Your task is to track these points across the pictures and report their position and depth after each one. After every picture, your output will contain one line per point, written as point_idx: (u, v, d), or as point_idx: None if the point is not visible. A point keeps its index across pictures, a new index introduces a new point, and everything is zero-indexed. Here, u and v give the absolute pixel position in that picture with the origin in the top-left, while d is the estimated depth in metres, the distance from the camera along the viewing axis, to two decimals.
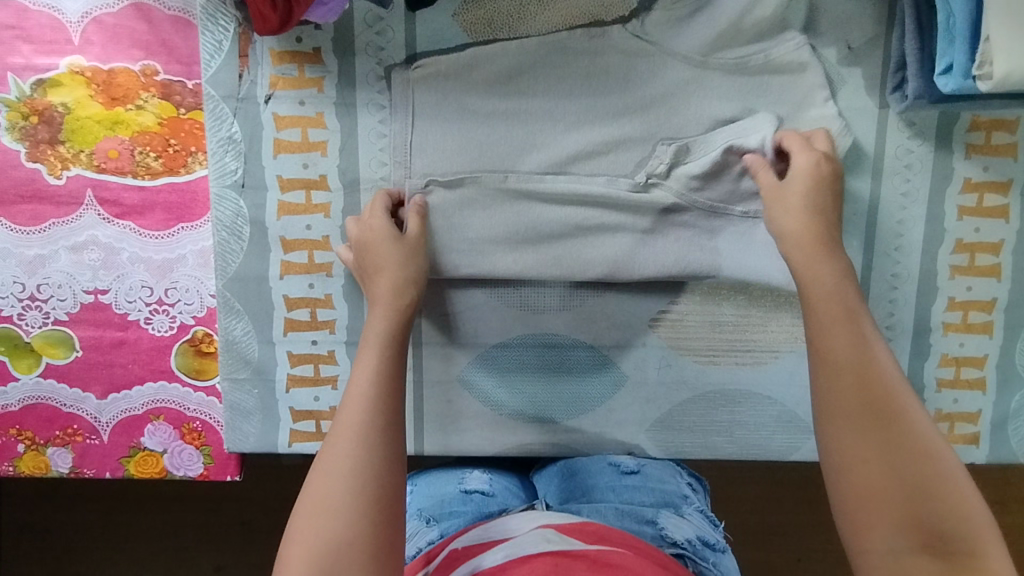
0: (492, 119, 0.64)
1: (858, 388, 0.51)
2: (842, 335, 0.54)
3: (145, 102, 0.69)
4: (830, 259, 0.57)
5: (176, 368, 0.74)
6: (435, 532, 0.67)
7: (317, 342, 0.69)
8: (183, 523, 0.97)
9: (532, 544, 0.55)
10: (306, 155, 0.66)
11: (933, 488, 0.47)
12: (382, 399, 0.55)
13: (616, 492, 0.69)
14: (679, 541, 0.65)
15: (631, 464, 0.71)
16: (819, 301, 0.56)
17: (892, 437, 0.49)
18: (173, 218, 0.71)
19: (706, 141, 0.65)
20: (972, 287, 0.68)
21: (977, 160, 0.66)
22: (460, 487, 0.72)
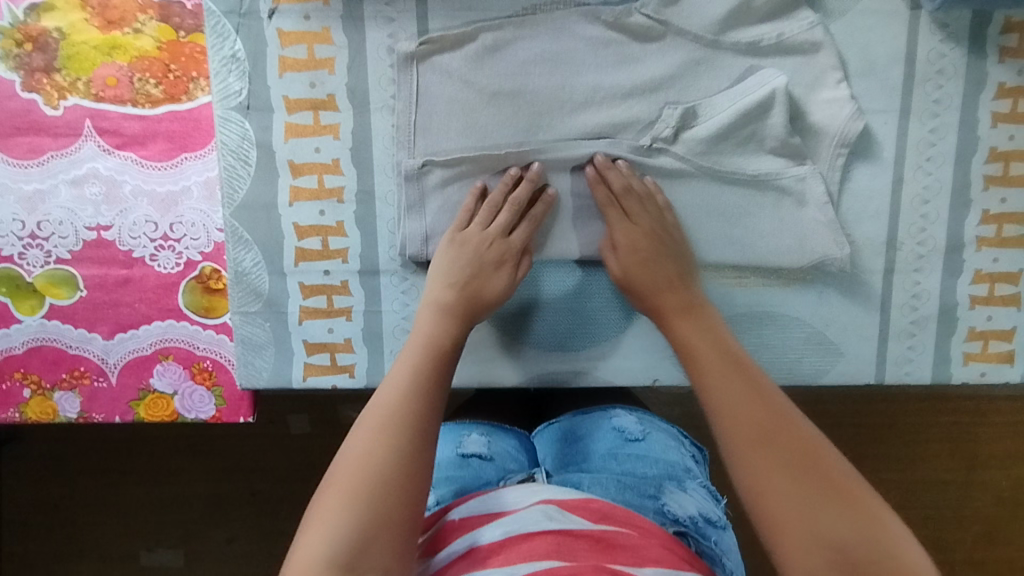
0: (504, 50, 0.63)
1: (750, 404, 0.51)
2: (709, 357, 0.56)
3: (143, 25, 0.66)
4: (689, 319, 0.60)
5: (184, 307, 0.72)
6: (431, 499, 0.65)
7: (329, 273, 0.67)
8: (194, 494, 0.99)
9: (533, 520, 0.53)
10: (313, 73, 0.63)
11: (844, 495, 0.45)
12: (428, 360, 0.56)
13: (619, 461, 0.68)
14: (681, 518, 0.63)
15: (636, 431, 0.71)
16: (677, 313, 0.61)
17: (795, 457, 0.47)
18: (175, 147, 0.69)
19: (710, 105, 0.64)
20: (1006, 199, 0.66)
21: (1012, 63, 0.64)
22: (457, 450, 0.69)
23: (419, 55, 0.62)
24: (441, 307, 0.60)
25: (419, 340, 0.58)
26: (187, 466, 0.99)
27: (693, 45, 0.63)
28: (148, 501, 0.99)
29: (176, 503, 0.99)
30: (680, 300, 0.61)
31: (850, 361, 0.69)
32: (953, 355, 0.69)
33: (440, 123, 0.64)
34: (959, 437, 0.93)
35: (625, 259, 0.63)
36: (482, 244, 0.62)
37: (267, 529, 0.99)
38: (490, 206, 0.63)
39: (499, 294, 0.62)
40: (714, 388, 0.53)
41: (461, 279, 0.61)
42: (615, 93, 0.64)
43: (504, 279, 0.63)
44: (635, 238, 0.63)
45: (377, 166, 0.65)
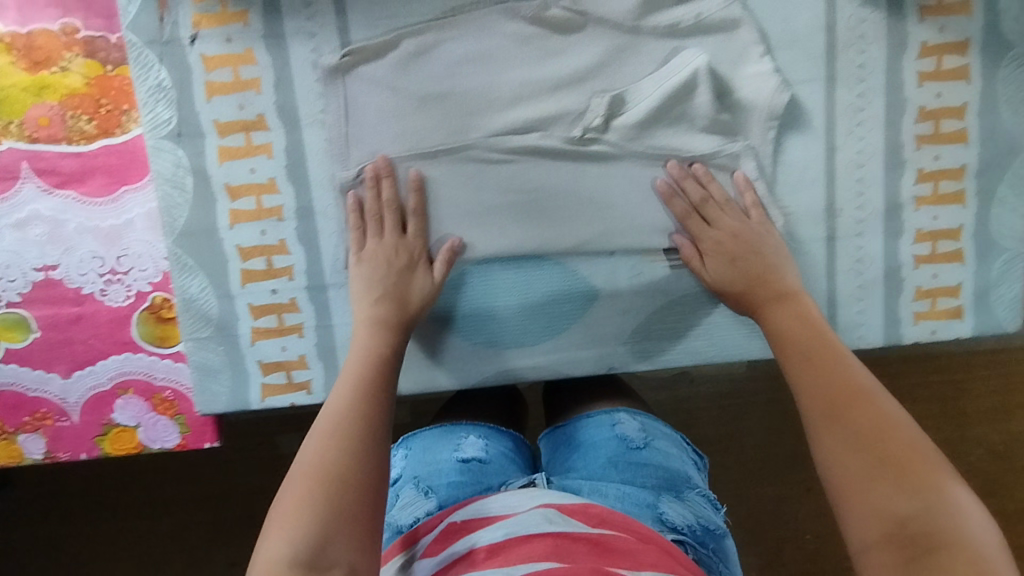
0: (428, 52, 0.63)
1: (829, 381, 0.54)
2: (796, 338, 0.59)
3: (69, 63, 0.67)
4: (782, 304, 0.62)
5: (139, 338, 0.72)
6: (432, 504, 0.65)
7: (277, 291, 0.67)
8: (186, 526, 0.99)
9: (532, 522, 0.53)
10: (241, 95, 0.63)
11: (897, 464, 0.47)
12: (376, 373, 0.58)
13: (619, 469, 0.67)
14: (678, 527, 0.62)
15: (638, 439, 0.69)
16: (773, 300, 0.62)
17: (842, 425, 0.51)
18: (115, 181, 0.69)
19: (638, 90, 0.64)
20: (940, 156, 0.67)
21: (932, 21, 0.64)
22: (457, 455, 0.69)
23: (343, 67, 0.62)
24: (371, 322, 0.61)
25: (365, 356, 0.59)
26: (176, 498, 0.99)
27: (615, 32, 0.63)
28: (138, 538, 0.99)
29: (171, 538, 0.99)
30: (772, 290, 0.63)
31: None
32: (903, 315, 0.70)
33: (371, 132, 0.64)
34: (948, 395, 0.94)
35: (715, 266, 0.65)
36: (387, 253, 0.64)
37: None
38: (385, 205, 0.64)
39: (422, 294, 0.64)
40: (798, 374, 0.56)
41: (385, 287, 0.63)
42: (542, 87, 0.64)
43: (422, 281, 0.64)
44: (724, 244, 0.64)
45: (314, 182, 0.65)
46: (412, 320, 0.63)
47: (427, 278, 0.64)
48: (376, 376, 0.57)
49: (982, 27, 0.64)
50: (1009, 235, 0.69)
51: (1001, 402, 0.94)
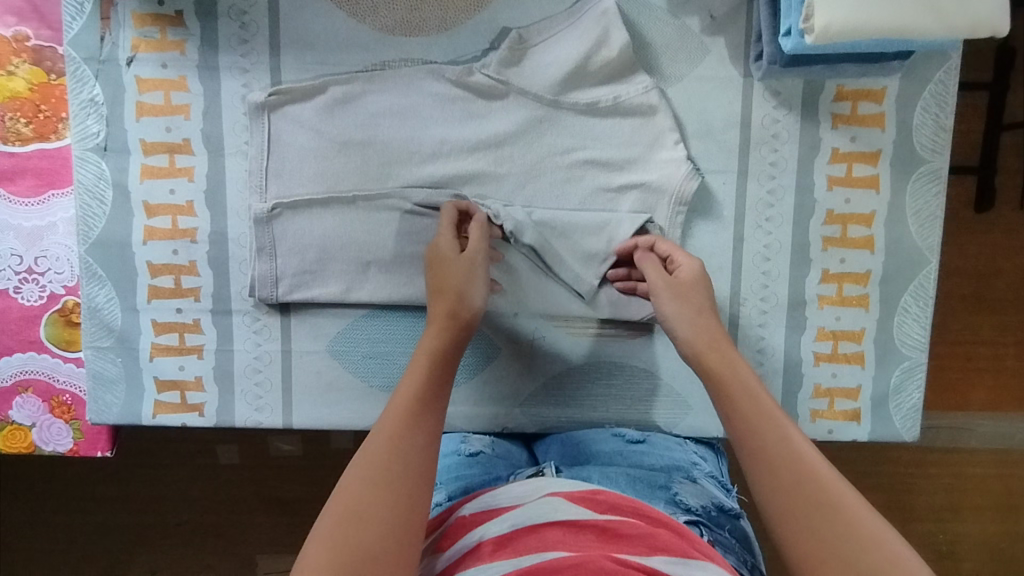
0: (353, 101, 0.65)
1: (750, 428, 0.49)
2: (738, 409, 0.51)
3: (15, 68, 0.69)
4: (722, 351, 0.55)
5: (46, 339, 0.72)
6: (442, 495, 0.61)
7: (181, 311, 0.68)
8: (112, 526, 1.00)
9: (542, 513, 0.52)
10: (169, 118, 0.65)
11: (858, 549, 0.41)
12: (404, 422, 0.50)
13: (625, 457, 0.66)
14: (693, 508, 0.62)
15: (637, 434, 0.69)
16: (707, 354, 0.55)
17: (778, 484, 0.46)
18: (43, 184, 0.71)
19: (552, 158, 0.66)
20: (846, 260, 0.68)
21: (844, 130, 0.66)
22: (460, 451, 0.67)
23: (270, 104, 0.65)
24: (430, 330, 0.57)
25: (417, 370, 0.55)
26: (97, 498, 0.99)
27: (535, 104, 0.65)
28: (53, 534, 1.00)
29: (87, 538, 1.00)
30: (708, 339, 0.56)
31: (698, 415, 0.70)
32: (800, 411, 0.69)
33: (291, 169, 0.66)
34: (892, 491, 0.92)
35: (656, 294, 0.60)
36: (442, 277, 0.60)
37: (188, 566, 1.00)
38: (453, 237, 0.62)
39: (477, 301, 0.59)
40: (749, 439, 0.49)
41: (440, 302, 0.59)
42: (461, 146, 0.66)
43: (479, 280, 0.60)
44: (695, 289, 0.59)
45: (230, 209, 0.67)
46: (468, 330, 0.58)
47: (490, 278, 0.60)
48: (424, 388, 0.53)
49: (893, 141, 0.66)
50: (915, 344, 0.69)
51: (944, 504, 0.93)
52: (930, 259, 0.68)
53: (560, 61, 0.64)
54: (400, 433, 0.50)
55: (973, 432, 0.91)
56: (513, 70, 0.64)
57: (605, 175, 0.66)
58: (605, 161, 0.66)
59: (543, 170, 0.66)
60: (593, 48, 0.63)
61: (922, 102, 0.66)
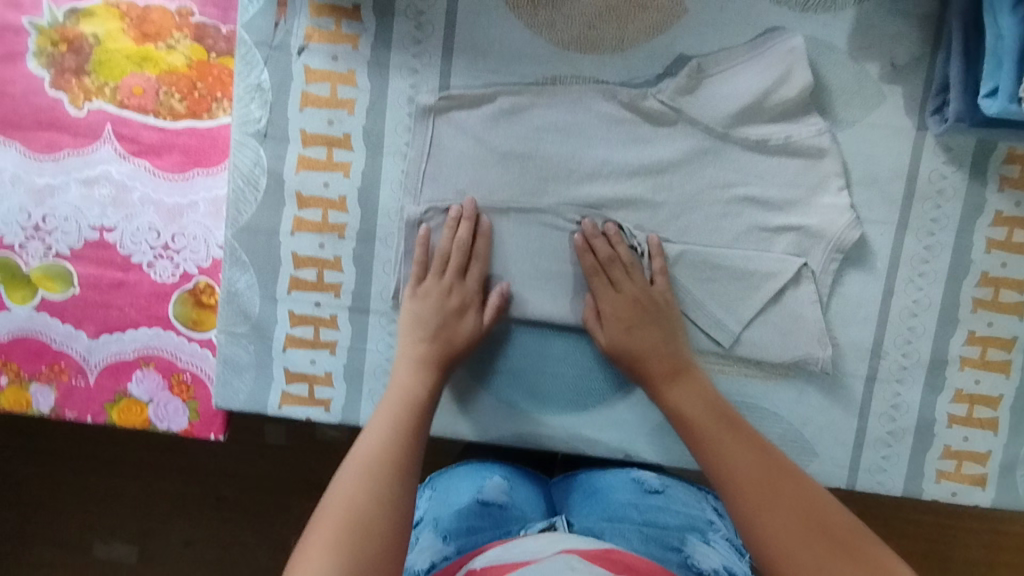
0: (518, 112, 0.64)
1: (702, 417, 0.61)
2: (690, 402, 0.62)
3: (177, 42, 0.68)
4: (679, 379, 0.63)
5: (173, 317, 0.72)
6: (451, 549, 0.65)
7: (320, 305, 0.68)
8: (189, 499, 1.00)
9: (556, 569, 0.53)
10: (333, 111, 0.65)
11: (816, 520, 0.52)
12: (412, 431, 0.58)
13: (639, 510, 0.68)
14: (705, 571, 0.64)
15: (655, 484, 0.71)
16: (664, 376, 0.63)
17: (743, 449, 0.58)
18: (189, 162, 0.70)
19: (711, 192, 0.65)
20: (994, 323, 0.67)
21: (1010, 193, 0.65)
22: (477, 496, 0.70)
23: (437, 108, 0.64)
24: (417, 360, 0.63)
25: (404, 394, 0.61)
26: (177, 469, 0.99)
27: (703, 135, 0.64)
28: (102, 491, 1.00)
29: (134, 499, 1.00)
30: (668, 365, 0.64)
31: (823, 463, 0.69)
32: (926, 471, 0.69)
33: (448, 176, 0.65)
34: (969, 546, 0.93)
35: (612, 300, 0.64)
36: (441, 293, 0.64)
37: (225, 538, 1.00)
38: (455, 246, 0.64)
39: (469, 336, 0.64)
40: (710, 440, 0.59)
41: (433, 326, 0.63)
42: (622, 170, 0.65)
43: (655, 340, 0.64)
44: (620, 308, 0.64)
45: (382, 207, 0.66)
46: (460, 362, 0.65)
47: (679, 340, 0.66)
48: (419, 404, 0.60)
49: None
50: None
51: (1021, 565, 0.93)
52: None
53: (736, 95, 0.63)
54: (392, 446, 0.56)
55: None
56: (685, 97, 0.64)
57: (761, 211, 0.65)
58: (765, 198, 0.65)
59: (701, 201, 0.66)
60: (772, 86, 0.62)
61: None
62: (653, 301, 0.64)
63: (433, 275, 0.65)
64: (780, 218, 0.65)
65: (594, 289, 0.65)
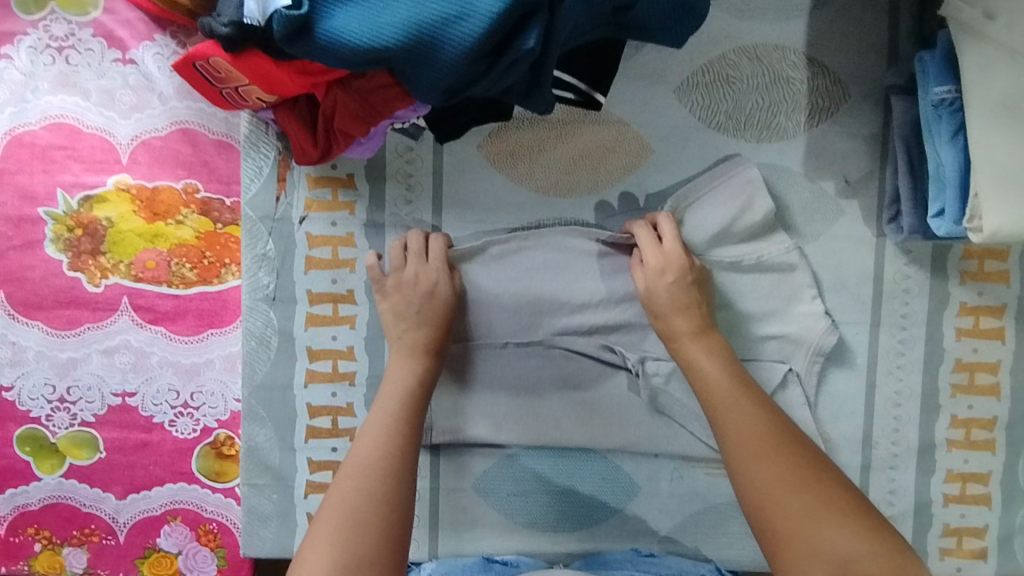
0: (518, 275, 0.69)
1: (743, 412, 0.59)
2: (719, 386, 0.60)
3: (185, 218, 0.73)
4: (703, 346, 0.63)
5: (196, 471, 0.75)
6: None
7: (336, 450, 0.71)
8: None
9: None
10: (335, 271, 0.70)
11: (834, 501, 0.54)
12: (403, 437, 0.60)
13: (636, 563, 0.70)
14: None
15: (653, 548, 0.73)
16: (689, 337, 0.64)
17: (783, 451, 0.57)
18: (203, 324, 0.74)
19: None
20: (974, 405, 0.71)
21: (971, 285, 0.70)
22: (484, 555, 0.72)
23: None
24: (410, 347, 0.64)
25: (397, 394, 0.62)
26: None
27: None
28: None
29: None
30: (695, 322, 0.64)
31: None
32: (929, 550, 0.72)
33: None
34: None
35: (653, 258, 0.66)
36: (406, 277, 0.66)
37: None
38: (410, 254, 0.67)
39: (437, 286, 0.66)
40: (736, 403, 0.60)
41: (411, 308, 0.65)
42: (610, 298, 0.70)
43: (704, 298, 0.66)
44: (663, 260, 0.66)
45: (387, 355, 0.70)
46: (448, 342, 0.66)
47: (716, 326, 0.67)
48: (410, 401, 0.62)
49: (1017, 295, 0.70)
50: None
51: None
52: None
53: (707, 223, 0.69)
54: (381, 452, 0.58)
55: None
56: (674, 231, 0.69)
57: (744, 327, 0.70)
58: (746, 314, 0.69)
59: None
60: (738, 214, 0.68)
61: None
62: (689, 270, 0.66)
63: (395, 272, 0.67)
64: (762, 330, 0.69)
65: (643, 246, 0.67)
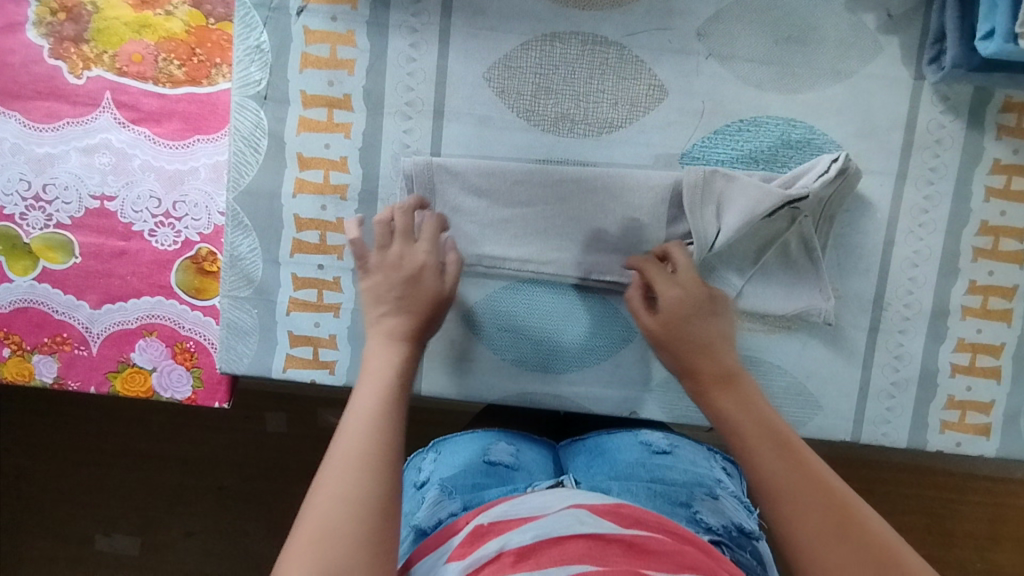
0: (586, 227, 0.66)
1: (781, 455, 0.52)
2: (776, 467, 0.52)
3: (175, 9, 0.69)
4: (731, 385, 0.58)
5: (176, 285, 0.72)
6: (457, 505, 0.65)
7: (323, 267, 0.68)
8: (223, 461, 1.02)
9: (565, 524, 0.52)
10: (333, 72, 0.65)
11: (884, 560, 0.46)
12: (390, 424, 0.53)
13: (647, 469, 0.69)
14: (714, 527, 0.64)
15: (663, 445, 0.72)
16: (715, 383, 0.59)
17: (830, 509, 0.49)
18: (189, 128, 0.70)
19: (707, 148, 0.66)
20: (994, 272, 0.67)
21: (1008, 141, 0.65)
22: (484, 457, 0.70)
23: (440, 68, 0.65)
24: (393, 326, 0.60)
25: (379, 381, 0.56)
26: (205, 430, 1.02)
27: (700, 91, 0.65)
28: (105, 480, 1.03)
29: (134, 487, 1.03)
30: (719, 367, 0.60)
31: (827, 416, 0.69)
32: (930, 421, 0.69)
33: (450, 134, 0.66)
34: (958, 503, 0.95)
35: (664, 286, 0.63)
36: (381, 257, 0.62)
37: (226, 527, 1.03)
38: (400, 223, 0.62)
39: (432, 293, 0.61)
40: (758, 462, 0.52)
41: (393, 295, 0.60)
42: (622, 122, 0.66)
43: (723, 328, 0.62)
44: (680, 306, 0.62)
45: (382, 167, 0.66)
46: (429, 330, 0.61)
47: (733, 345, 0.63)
48: (399, 391, 0.56)
49: None
50: None
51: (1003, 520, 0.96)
52: None
53: (735, 51, 0.65)
54: (369, 443, 0.51)
55: None
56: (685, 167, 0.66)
57: (764, 169, 0.66)
58: (765, 155, 0.66)
59: (704, 152, 0.66)
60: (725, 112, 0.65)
61: None
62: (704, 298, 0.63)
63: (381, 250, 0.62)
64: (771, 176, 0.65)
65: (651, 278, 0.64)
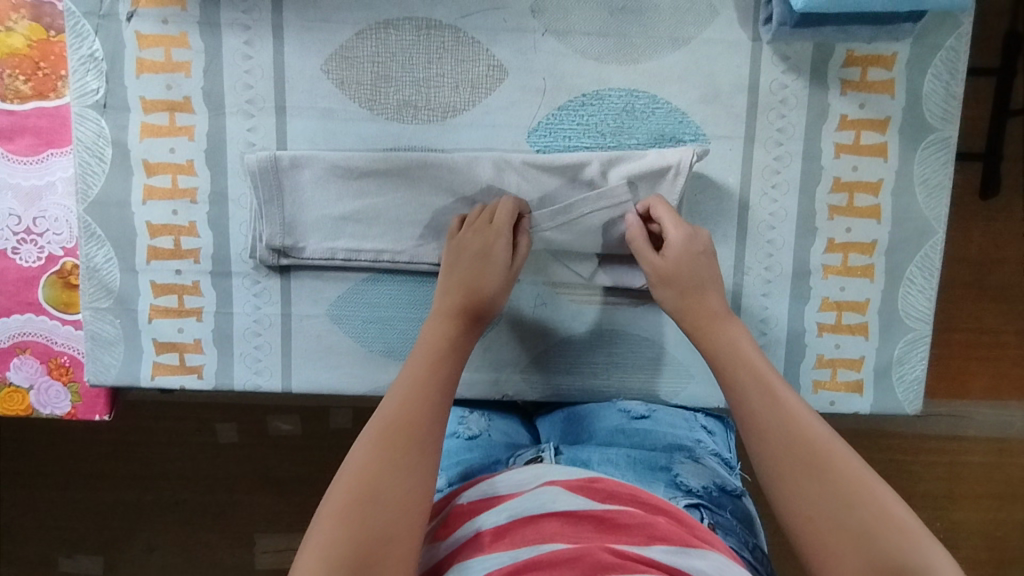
0: (433, 209, 0.66)
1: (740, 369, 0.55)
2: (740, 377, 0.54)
3: (14, 24, 0.68)
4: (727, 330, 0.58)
5: (44, 301, 0.72)
6: (443, 481, 0.62)
7: (180, 273, 0.68)
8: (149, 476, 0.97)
9: (539, 502, 0.50)
10: (170, 75, 0.65)
11: (830, 474, 0.47)
12: (434, 376, 0.55)
13: (627, 435, 0.66)
14: (694, 489, 0.61)
15: (641, 410, 0.68)
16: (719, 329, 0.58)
17: (783, 424, 0.50)
18: (42, 143, 0.70)
19: (554, 125, 0.66)
20: (852, 229, 0.67)
21: (853, 96, 0.65)
22: (460, 431, 0.67)
23: (277, 63, 0.65)
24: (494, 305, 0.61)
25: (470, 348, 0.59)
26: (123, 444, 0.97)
27: (541, 67, 0.65)
28: (42, 504, 0.98)
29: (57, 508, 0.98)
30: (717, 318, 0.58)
31: (699, 382, 0.69)
32: (802, 382, 0.69)
33: (294, 129, 0.66)
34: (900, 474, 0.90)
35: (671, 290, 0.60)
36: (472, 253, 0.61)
37: (188, 542, 0.98)
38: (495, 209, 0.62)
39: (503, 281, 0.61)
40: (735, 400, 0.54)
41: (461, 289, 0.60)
42: (466, 106, 0.65)
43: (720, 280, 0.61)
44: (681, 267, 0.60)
45: (230, 166, 0.66)
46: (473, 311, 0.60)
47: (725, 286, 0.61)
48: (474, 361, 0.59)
49: (902, 109, 0.65)
50: (919, 316, 0.68)
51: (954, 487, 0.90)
52: (937, 229, 0.67)
53: (571, 25, 0.64)
54: (411, 413, 0.52)
55: (971, 421, 0.88)
56: (532, 145, 0.66)
57: (611, 142, 0.65)
58: (611, 128, 0.65)
59: (551, 129, 0.66)
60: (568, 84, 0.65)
61: (931, 69, 0.65)
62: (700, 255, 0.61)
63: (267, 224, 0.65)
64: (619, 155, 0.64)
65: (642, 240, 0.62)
